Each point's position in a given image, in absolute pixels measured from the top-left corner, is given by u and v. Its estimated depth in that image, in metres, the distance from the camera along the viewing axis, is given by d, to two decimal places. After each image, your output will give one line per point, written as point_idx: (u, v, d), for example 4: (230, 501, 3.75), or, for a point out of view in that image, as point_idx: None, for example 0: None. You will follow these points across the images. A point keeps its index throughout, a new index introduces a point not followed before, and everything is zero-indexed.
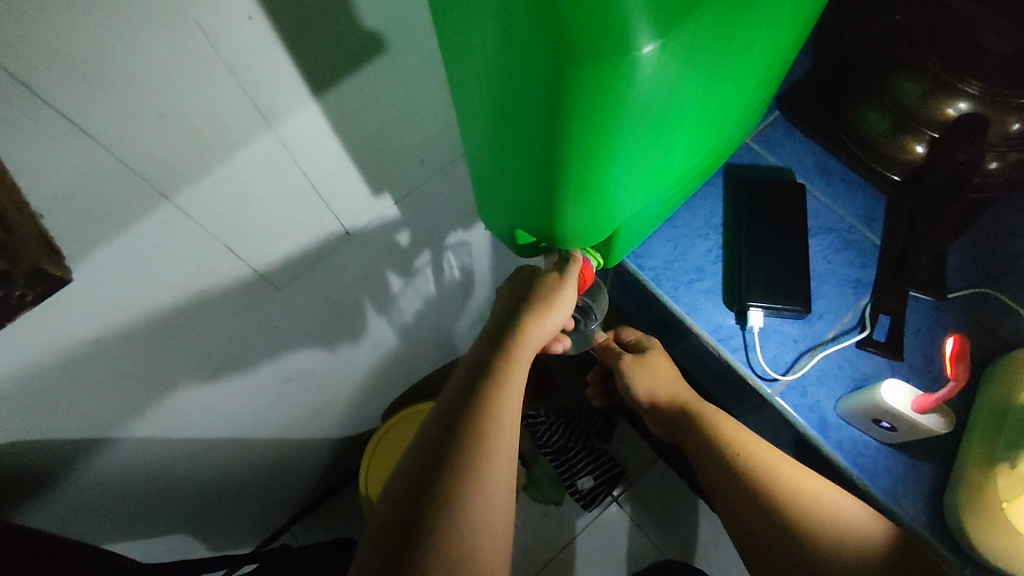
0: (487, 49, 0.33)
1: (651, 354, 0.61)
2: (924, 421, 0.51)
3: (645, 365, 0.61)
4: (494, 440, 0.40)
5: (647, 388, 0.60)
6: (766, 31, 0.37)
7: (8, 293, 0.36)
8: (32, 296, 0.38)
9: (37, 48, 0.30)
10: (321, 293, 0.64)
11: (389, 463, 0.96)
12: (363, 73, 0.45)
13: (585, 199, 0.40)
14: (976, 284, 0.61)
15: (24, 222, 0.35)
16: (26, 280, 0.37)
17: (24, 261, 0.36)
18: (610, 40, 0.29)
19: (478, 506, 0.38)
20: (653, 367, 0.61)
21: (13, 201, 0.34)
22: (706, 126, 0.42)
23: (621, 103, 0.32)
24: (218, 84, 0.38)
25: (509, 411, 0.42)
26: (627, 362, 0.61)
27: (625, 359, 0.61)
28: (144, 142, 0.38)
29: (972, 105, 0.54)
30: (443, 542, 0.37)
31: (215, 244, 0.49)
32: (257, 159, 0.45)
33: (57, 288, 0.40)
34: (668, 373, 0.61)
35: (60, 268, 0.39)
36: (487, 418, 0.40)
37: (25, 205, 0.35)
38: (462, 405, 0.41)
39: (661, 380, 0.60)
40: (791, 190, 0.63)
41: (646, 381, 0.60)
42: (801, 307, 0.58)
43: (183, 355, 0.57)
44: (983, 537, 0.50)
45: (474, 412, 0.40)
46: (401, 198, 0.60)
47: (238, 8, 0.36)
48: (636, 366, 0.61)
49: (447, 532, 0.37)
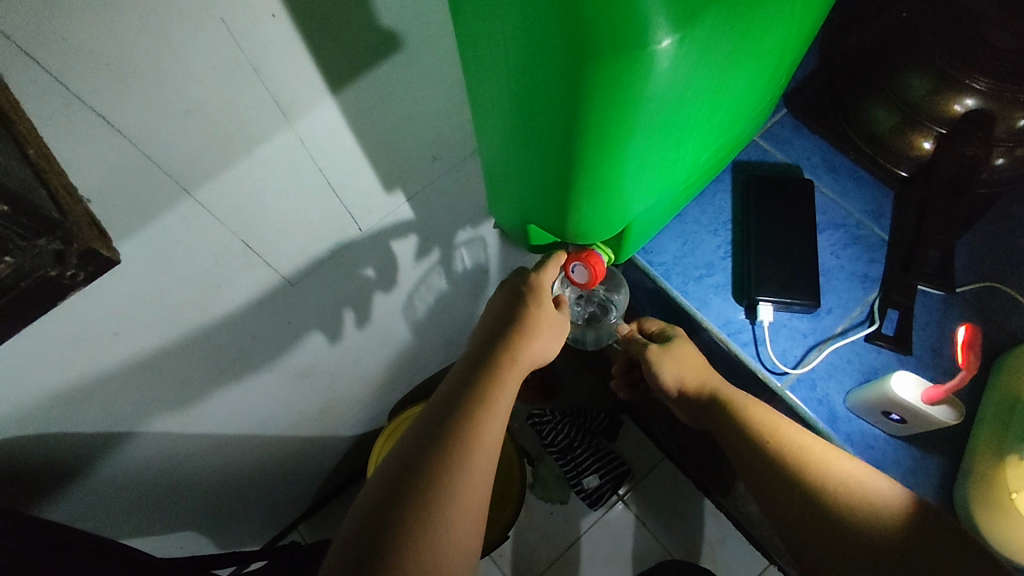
0: (507, 43, 0.34)
1: (676, 339, 0.60)
2: (934, 413, 0.51)
3: (671, 352, 0.59)
4: (476, 442, 0.41)
5: (676, 374, 0.59)
6: (777, 30, 0.38)
7: (61, 272, 0.38)
8: (84, 276, 0.39)
9: (70, 45, 0.31)
10: (337, 290, 0.65)
11: None
12: (380, 70, 0.46)
13: (600, 194, 0.41)
14: (982, 279, 0.61)
15: (72, 203, 0.37)
16: (78, 259, 0.38)
17: (76, 240, 0.37)
18: (630, 33, 0.29)
19: (453, 505, 0.38)
20: (679, 353, 0.59)
21: (59, 180, 0.35)
22: (717, 123, 0.43)
23: (639, 98, 0.33)
24: (241, 81, 0.39)
25: (492, 414, 0.42)
26: (654, 352, 0.60)
27: (650, 347, 0.60)
28: (169, 138, 0.39)
29: (978, 101, 0.54)
30: (412, 542, 0.37)
31: (234, 240, 0.49)
32: (277, 155, 0.46)
33: (108, 268, 0.41)
34: (694, 357, 0.59)
35: (109, 249, 0.41)
36: (469, 421, 0.41)
37: (72, 187, 0.36)
38: (452, 408, 0.42)
39: (689, 364, 0.59)
40: (800, 186, 0.63)
41: (674, 367, 0.59)
42: (810, 302, 0.59)
43: (200, 352, 0.58)
44: (996, 529, 0.50)
45: (463, 416, 0.41)
46: (415, 195, 0.61)
47: (264, 6, 0.36)
48: (663, 354, 0.59)
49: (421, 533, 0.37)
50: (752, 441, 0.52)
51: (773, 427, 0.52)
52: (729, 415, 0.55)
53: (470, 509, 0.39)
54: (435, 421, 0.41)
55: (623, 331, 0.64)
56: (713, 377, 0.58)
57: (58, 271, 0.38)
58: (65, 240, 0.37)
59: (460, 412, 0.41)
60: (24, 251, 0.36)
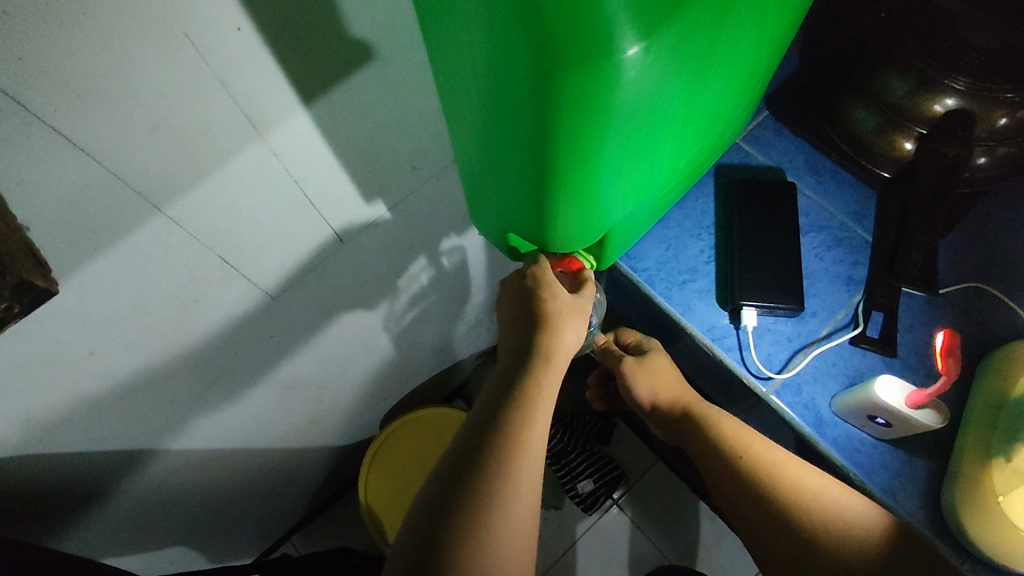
0: (474, 57, 0.33)
1: (652, 354, 0.62)
2: (919, 417, 0.51)
3: (647, 367, 0.61)
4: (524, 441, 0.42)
5: (650, 389, 0.61)
6: (749, 33, 0.38)
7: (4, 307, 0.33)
8: (24, 307, 0.35)
9: (26, 63, 0.30)
10: (320, 301, 0.65)
11: (387, 470, 0.96)
12: (354, 80, 0.45)
13: (577, 202, 0.40)
14: (966, 279, 0.61)
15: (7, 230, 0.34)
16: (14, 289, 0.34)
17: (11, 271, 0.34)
18: (596, 42, 0.29)
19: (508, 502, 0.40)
20: (654, 368, 0.62)
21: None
22: (694, 128, 0.43)
23: (608, 107, 0.33)
24: (209, 95, 0.38)
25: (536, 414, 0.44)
26: (630, 365, 0.61)
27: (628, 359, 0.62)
28: (134, 155, 0.38)
29: (958, 101, 0.54)
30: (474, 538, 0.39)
31: (209, 254, 0.49)
32: (251, 168, 0.45)
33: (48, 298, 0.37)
34: (668, 372, 0.62)
35: (47, 279, 0.37)
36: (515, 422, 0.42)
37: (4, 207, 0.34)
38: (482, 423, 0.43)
39: (663, 381, 0.61)
40: (783, 188, 0.63)
41: (649, 383, 0.61)
42: (793, 306, 0.58)
43: (179, 368, 0.57)
44: (982, 532, 0.50)
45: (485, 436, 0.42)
46: (395, 204, 0.60)
47: (227, 19, 0.36)
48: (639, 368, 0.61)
49: (472, 559, 0.38)
50: (726, 458, 0.55)
51: (748, 443, 0.55)
52: (701, 431, 0.57)
53: (518, 513, 0.41)
54: (468, 444, 0.42)
55: (600, 342, 0.66)
56: (685, 394, 0.60)
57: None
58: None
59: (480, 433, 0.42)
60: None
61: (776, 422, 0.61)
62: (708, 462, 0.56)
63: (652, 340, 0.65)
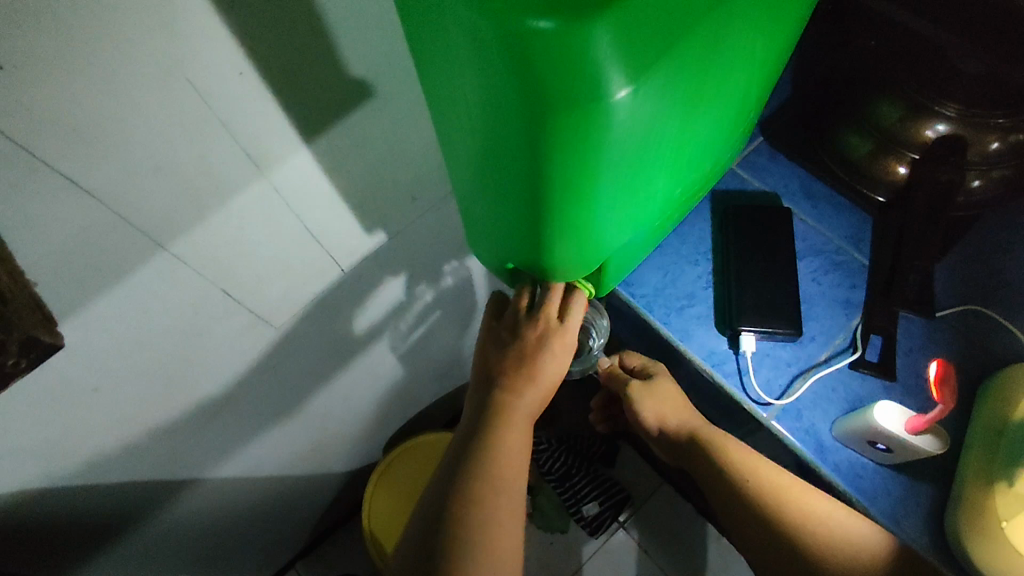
0: (468, 98, 0.34)
1: (658, 377, 0.61)
2: (918, 443, 0.51)
3: (654, 391, 0.60)
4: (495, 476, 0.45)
5: (657, 413, 0.60)
6: (738, 67, 0.38)
7: (5, 362, 0.35)
8: (26, 362, 0.37)
9: (34, 112, 0.31)
10: (323, 330, 0.65)
11: (392, 496, 0.96)
12: (353, 118, 0.46)
13: (573, 234, 0.41)
14: (965, 302, 0.61)
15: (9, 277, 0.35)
16: (19, 348, 0.36)
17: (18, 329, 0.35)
18: (583, 87, 0.29)
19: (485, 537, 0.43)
20: (661, 392, 0.60)
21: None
22: (687, 159, 0.43)
23: (600, 144, 0.33)
24: (212, 136, 0.39)
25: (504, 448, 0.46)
26: (635, 389, 0.60)
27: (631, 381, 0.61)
28: (139, 197, 0.39)
29: (950, 127, 0.54)
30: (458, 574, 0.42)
31: (213, 288, 0.49)
32: (253, 204, 0.46)
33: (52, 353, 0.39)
34: (675, 395, 0.60)
35: (53, 334, 0.39)
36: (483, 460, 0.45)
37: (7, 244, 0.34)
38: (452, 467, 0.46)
39: (671, 404, 0.60)
40: (779, 213, 0.64)
41: (656, 406, 0.60)
42: (792, 331, 0.58)
43: (183, 399, 0.57)
44: (987, 558, 0.49)
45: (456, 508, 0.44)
46: (396, 234, 0.61)
47: (230, 64, 0.37)
48: (645, 392, 0.60)
49: None
50: (735, 483, 0.54)
51: (755, 467, 0.54)
52: (709, 455, 0.57)
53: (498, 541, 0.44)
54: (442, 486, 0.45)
55: (604, 364, 0.65)
56: (691, 418, 0.60)
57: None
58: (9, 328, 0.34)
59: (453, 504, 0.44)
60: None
61: (778, 447, 0.60)
62: (716, 485, 0.56)
63: (658, 364, 0.64)
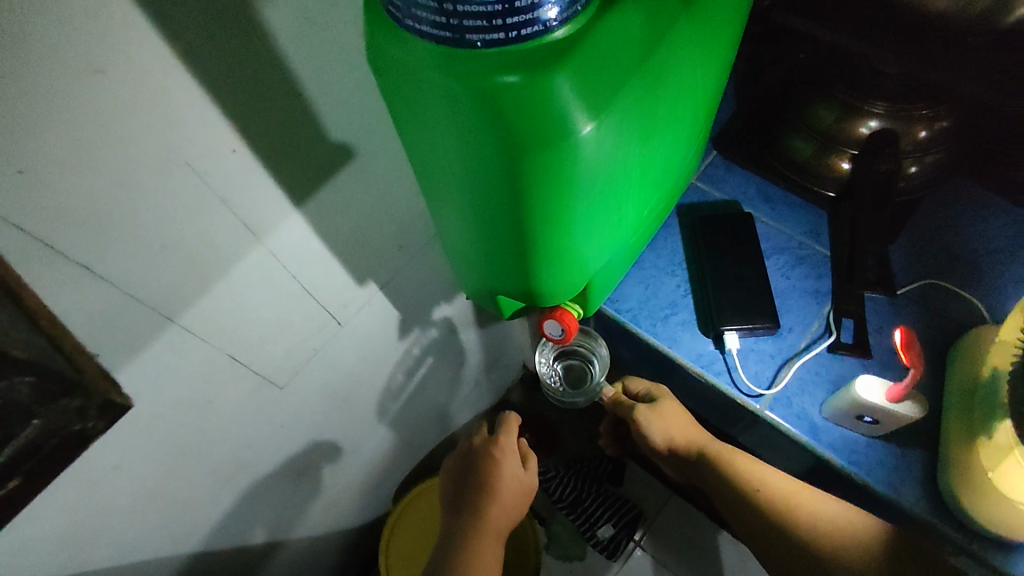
0: (448, 148, 0.37)
1: (662, 401, 0.68)
2: (900, 409, 0.54)
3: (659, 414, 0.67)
4: None
5: (663, 433, 0.67)
6: (683, 92, 0.43)
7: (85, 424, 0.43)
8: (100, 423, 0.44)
9: (50, 208, 0.34)
10: (325, 384, 0.67)
11: (408, 544, 0.96)
12: (338, 179, 0.50)
13: (557, 259, 0.44)
14: (923, 277, 0.66)
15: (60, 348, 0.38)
16: (99, 410, 0.43)
17: (96, 394, 0.43)
18: (553, 127, 0.33)
19: None
20: (665, 415, 0.68)
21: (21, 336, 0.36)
22: (651, 180, 0.47)
23: (573, 176, 0.37)
24: (211, 212, 0.42)
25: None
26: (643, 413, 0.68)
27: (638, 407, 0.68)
28: (148, 275, 0.41)
29: (880, 122, 0.60)
30: None
31: (220, 355, 0.51)
32: (252, 270, 0.48)
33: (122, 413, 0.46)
34: (678, 418, 0.68)
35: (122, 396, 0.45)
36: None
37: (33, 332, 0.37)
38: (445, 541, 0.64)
39: (675, 426, 0.67)
40: (741, 217, 0.68)
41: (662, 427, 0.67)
42: (771, 324, 0.62)
43: (198, 468, 0.58)
44: (981, 509, 0.52)
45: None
46: (386, 282, 0.64)
47: (223, 143, 0.40)
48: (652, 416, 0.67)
49: None
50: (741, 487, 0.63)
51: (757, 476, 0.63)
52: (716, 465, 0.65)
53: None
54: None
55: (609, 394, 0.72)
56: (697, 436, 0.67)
57: (81, 423, 0.43)
58: (83, 397, 0.42)
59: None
60: (51, 412, 0.40)
61: (775, 436, 0.63)
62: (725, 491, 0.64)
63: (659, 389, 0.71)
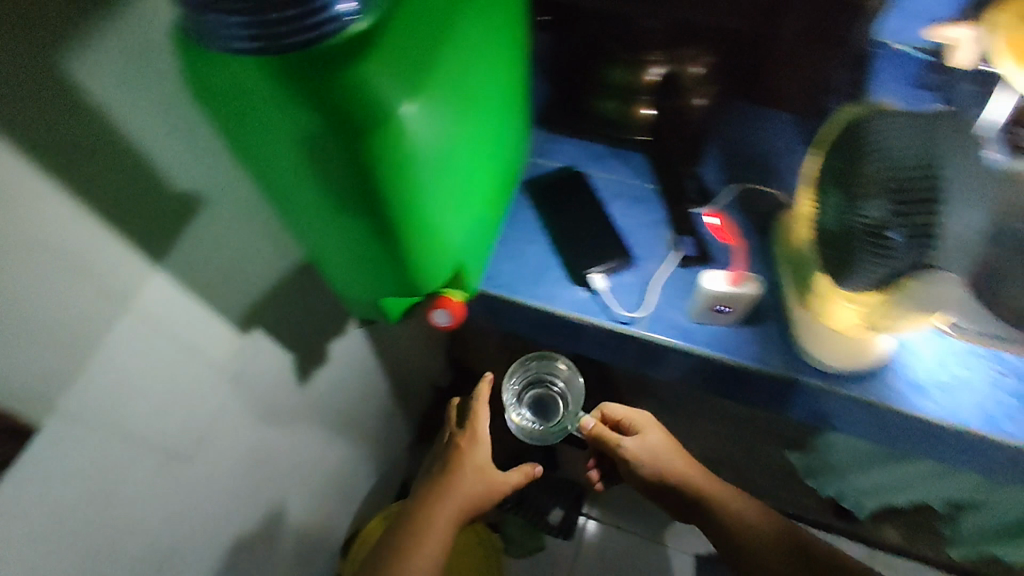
0: (288, 154, 0.39)
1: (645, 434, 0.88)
2: (742, 291, 0.63)
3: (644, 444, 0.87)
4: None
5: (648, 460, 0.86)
6: (484, 64, 0.47)
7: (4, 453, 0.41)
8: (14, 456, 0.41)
9: None
10: (235, 441, 0.66)
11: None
12: (192, 229, 0.50)
13: (420, 237, 0.47)
14: (737, 185, 0.77)
15: None
16: (12, 434, 0.41)
17: (8, 420, 0.40)
18: (375, 109, 0.36)
19: None
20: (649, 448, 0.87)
21: None
22: (481, 149, 0.52)
23: (409, 154, 0.40)
24: (68, 288, 0.42)
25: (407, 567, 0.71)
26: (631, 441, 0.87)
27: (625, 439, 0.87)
28: (13, 368, 0.40)
29: (661, 67, 0.74)
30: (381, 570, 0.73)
31: (112, 436, 0.50)
32: (127, 339, 0.48)
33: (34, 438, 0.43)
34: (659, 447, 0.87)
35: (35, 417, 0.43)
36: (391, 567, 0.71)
37: None
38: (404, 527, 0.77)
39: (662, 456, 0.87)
40: (581, 180, 0.76)
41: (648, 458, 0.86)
42: (624, 259, 0.71)
43: (120, 562, 0.55)
44: (830, 355, 0.65)
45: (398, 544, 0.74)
46: (272, 323, 0.64)
47: (63, 215, 0.39)
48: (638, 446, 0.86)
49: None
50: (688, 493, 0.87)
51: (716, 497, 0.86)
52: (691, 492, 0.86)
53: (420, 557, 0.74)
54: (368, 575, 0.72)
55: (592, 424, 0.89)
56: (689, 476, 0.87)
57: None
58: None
59: (399, 546, 0.74)
60: None
61: (662, 359, 0.70)
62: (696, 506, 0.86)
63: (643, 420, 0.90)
